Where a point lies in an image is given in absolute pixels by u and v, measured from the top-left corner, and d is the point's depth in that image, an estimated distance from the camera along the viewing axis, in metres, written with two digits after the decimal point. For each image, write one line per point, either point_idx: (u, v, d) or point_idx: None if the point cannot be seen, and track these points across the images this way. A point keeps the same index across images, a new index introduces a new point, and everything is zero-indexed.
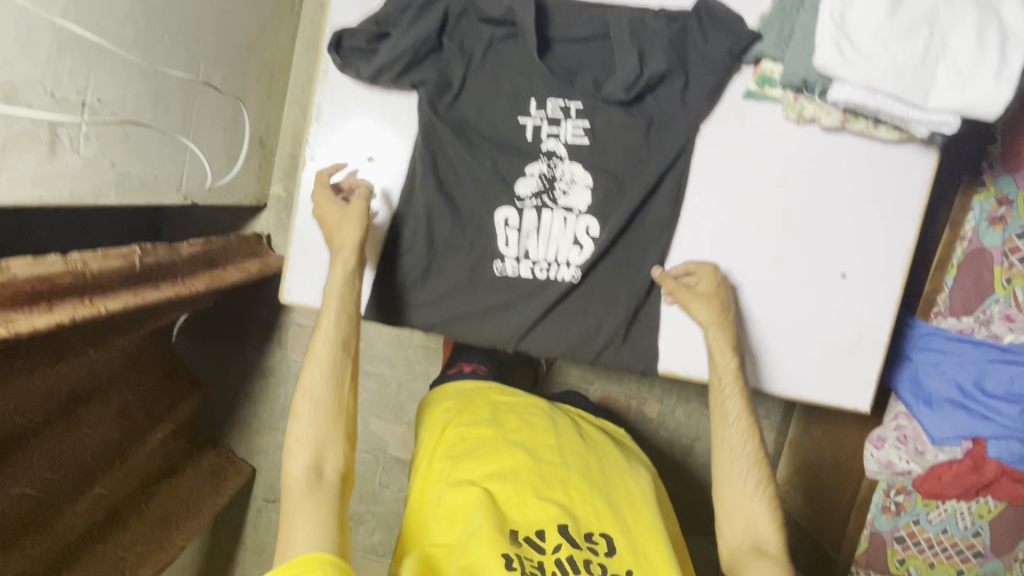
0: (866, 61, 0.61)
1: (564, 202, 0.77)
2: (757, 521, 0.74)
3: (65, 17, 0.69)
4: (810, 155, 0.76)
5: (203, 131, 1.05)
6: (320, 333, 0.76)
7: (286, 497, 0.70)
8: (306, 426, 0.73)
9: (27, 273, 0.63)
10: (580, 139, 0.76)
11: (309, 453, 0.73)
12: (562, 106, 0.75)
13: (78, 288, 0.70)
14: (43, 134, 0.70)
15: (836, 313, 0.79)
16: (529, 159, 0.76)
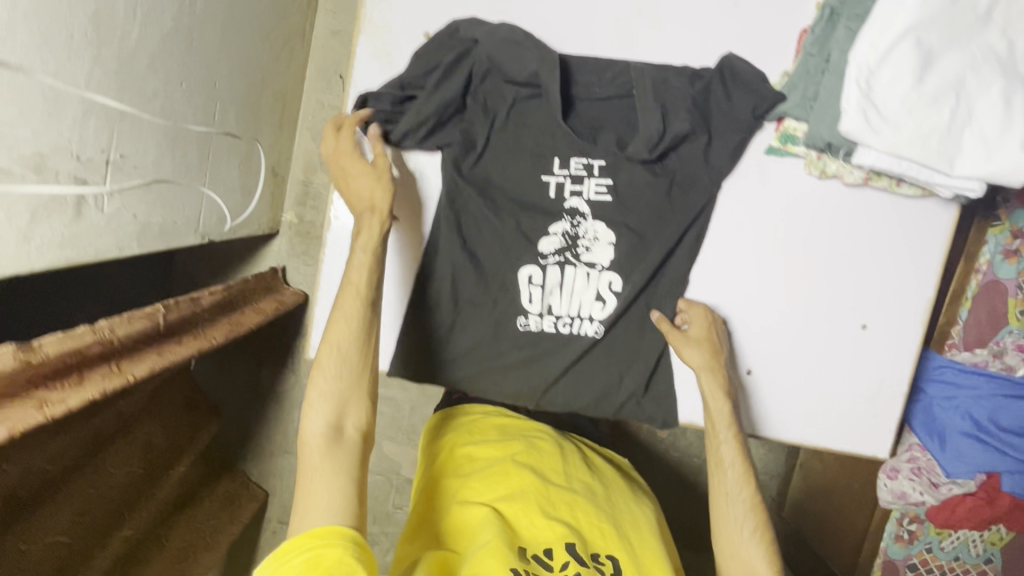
0: (892, 128, 0.65)
1: (587, 258, 0.83)
2: (755, 566, 0.74)
3: (90, 82, 0.69)
4: (830, 215, 0.82)
5: (220, 171, 1.06)
6: (349, 290, 0.79)
7: (303, 449, 0.73)
8: (329, 380, 0.76)
9: (56, 351, 0.69)
10: (602, 196, 0.82)
11: (330, 410, 0.75)
12: (585, 164, 0.81)
13: (107, 356, 0.78)
14: (70, 197, 0.69)
15: (855, 360, 0.85)
16: (552, 219, 0.83)
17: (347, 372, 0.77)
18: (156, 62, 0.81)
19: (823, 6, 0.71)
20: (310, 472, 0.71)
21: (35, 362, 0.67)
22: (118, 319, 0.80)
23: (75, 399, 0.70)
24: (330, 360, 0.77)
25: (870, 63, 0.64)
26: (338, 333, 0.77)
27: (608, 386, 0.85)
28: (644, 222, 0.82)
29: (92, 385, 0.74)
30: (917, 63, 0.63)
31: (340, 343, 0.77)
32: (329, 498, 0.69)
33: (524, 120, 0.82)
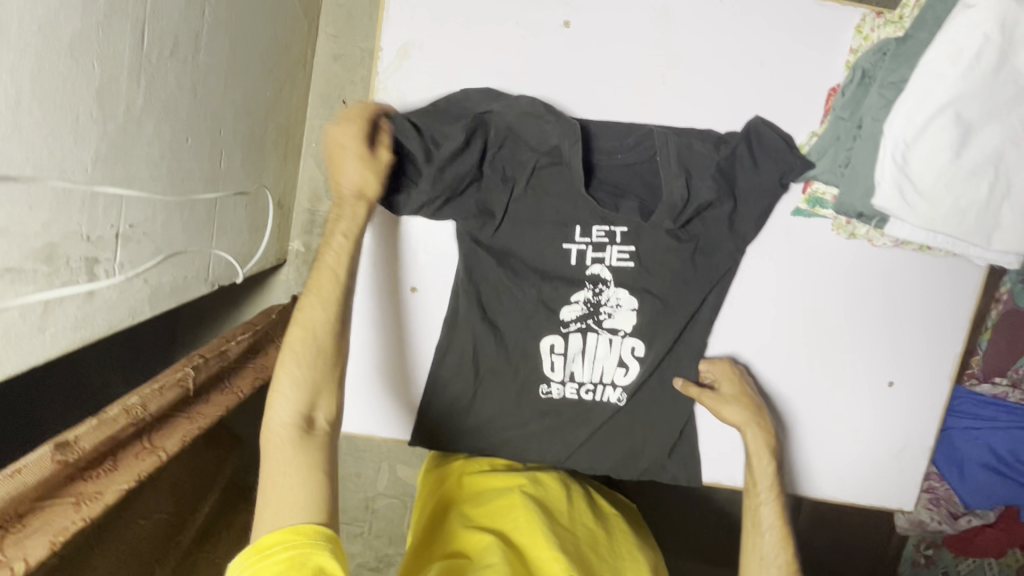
0: (928, 204, 0.60)
1: (609, 325, 0.85)
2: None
3: (97, 160, 0.67)
4: (860, 284, 0.85)
5: (233, 219, 1.05)
6: (326, 272, 0.73)
7: (268, 438, 0.67)
8: (299, 364, 0.70)
9: (91, 442, 0.73)
10: (624, 262, 0.83)
11: (301, 396, 0.70)
12: (607, 232, 0.82)
13: (139, 432, 0.81)
14: (82, 278, 0.68)
15: (886, 416, 0.90)
16: (573, 288, 0.84)
17: (319, 357, 0.71)
18: (162, 125, 0.79)
19: (857, 69, 0.66)
20: (275, 464, 0.65)
21: (73, 458, 0.70)
22: (147, 395, 0.84)
23: (112, 488, 0.73)
24: (302, 344, 0.71)
25: (907, 136, 0.58)
26: (313, 317, 0.72)
27: (634, 439, 0.89)
28: (667, 289, 0.83)
29: (129, 466, 0.78)
30: (956, 137, 0.58)
31: (314, 328, 0.71)
32: (299, 498, 0.64)
33: (547, 188, 0.81)
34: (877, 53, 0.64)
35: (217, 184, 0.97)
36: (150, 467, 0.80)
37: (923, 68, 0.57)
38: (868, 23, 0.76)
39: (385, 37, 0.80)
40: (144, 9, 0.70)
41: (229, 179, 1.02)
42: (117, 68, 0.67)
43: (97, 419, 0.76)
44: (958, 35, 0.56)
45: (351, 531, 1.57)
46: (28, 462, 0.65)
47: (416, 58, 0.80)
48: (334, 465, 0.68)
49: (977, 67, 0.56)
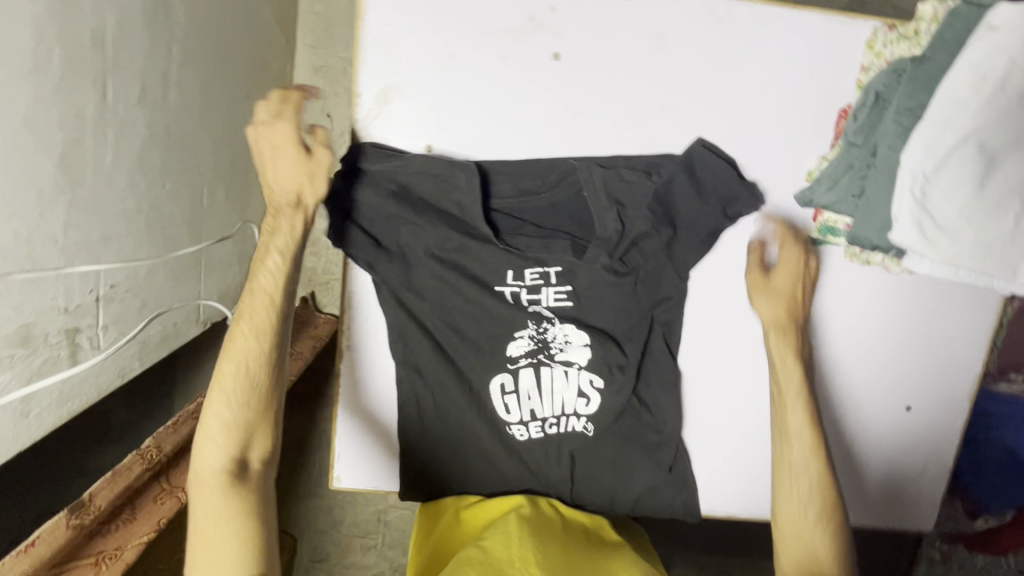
0: (950, 239, 0.57)
1: (563, 359, 0.81)
2: (819, 557, 0.70)
3: (68, 229, 0.64)
4: (887, 306, 0.89)
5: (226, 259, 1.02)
6: (256, 291, 0.68)
7: (197, 490, 0.63)
8: (228, 406, 0.65)
9: (108, 497, 0.68)
10: (563, 301, 0.80)
11: (229, 441, 0.64)
12: (540, 273, 0.79)
13: (155, 474, 0.76)
14: (62, 349, 0.65)
15: (908, 439, 0.94)
16: (515, 325, 0.80)
17: (250, 393, 0.66)
18: (135, 175, 0.75)
19: (870, 90, 0.62)
20: (200, 518, 0.62)
21: (90, 517, 0.65)
22: (162, 434, 0.79)
23: (132, 544, 0.68)
24: (231, 380, 0.65)
25: (927, 169, 0.55)
26: (243, 348, 0.66)
27: (637, 469, 0.84)
28: (611, 322, 0.80)
29: (148, 513, 0.73)
30: (978, 168, 0.55)
31: (245, 362, 0.66)
32: (236, 555, 0.61)
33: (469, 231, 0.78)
34: (893, 73, 0.60)
35: (201, 226, 0.93)
36: (172, 510, 0.75)
37: (941, 97, 0.55)
38: (878, 40, 0.76)
39: (362, 83, 0.77)
40: (105, 60, 0.66)
41: (213, 215, 0.97)
42: (81, 131, 0.64)
43: (110, 471, 0.71)
44: (981, 58, 0.53)
45: (366, 545, 1.45)
46: (43, 532, 0.61)
47: (396, 101, 0.78)
48: (265, 516, 0.65)
49: (1000, 94, 0.53)
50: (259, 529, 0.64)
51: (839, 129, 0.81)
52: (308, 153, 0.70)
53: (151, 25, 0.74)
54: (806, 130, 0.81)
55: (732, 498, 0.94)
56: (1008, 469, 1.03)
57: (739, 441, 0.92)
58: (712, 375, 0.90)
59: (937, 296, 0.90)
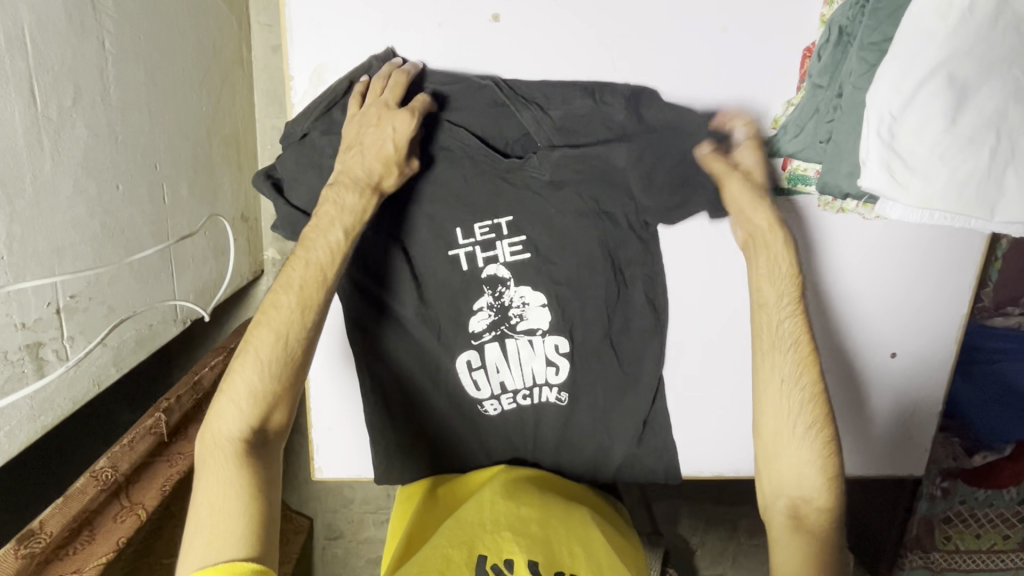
0: (922, 179, 0.54)
1: (525, 326, 0.82)
2: (805, 473, 0.73)
3: (13, 242, 0.63)
4: (867, 252, 0.86)
5: (201, 253, 1.00)
6: (299, 260, 0.70)
7: (213, 452, 0.67)
8: (259, 373, 0.68)
9: (59, 524, 0.71)
10: (520, 255, 0.80)
11: (253, 409, 0.68)
12: (490, 227, 0.79)
13: (113, 494, 0.79)
14: (26, 364, 0.65)
15: (893, 385, 0.93)
16: (472, 295, 0.81)
17: (281, 363, 0.69)
18: (82, 179, 0.72)
19: (835, 26, 0.62)
20: (212, 477, 0.65)
21: (41, 546, 0.69)
22: (118, 454, 0.80)
23: (90, 566, 0.73)
24: (268, 346, 0.69)
25: (894, 108, 0.53)
26: (286, 317, 0.69)
27: (620, 427, 0.86)
28: (573, 277, 0.80)
29: (107, 533, 0.77)
30: (949, 102, 0.52)
31: (286, 333, 0.69)
32: (239, 522, 0.64)
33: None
34: (856, 5, 0.59)
35: (165, 223, 0.90)
36: (131, 529, 0.79)
37: (907, 26, 0.52)
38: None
39: (294, 64, 0.77)
40: (26, 63, 0.63)
41: (177, 212, 0.93)
42: (10, 141, 0.62)
43: (62, 497, 0.73)
44: None
45: (377, 520, 1.44)
46: None
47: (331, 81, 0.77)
48: (272, 491, 0.68)
49: (969, 18, 0.51)
50: (266, 498, 0.67)
51: (805, 69, 0.76)
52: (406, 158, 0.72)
53: (75, 19, 0.70)
54: (773, 75, 0.77)
55: (719, 456, 0.94)
56: (1003, 404, 1.03)
57: (725, 396, 0.92)
58: (691, 333, 0.89)
59: (928, 241, 0.86)
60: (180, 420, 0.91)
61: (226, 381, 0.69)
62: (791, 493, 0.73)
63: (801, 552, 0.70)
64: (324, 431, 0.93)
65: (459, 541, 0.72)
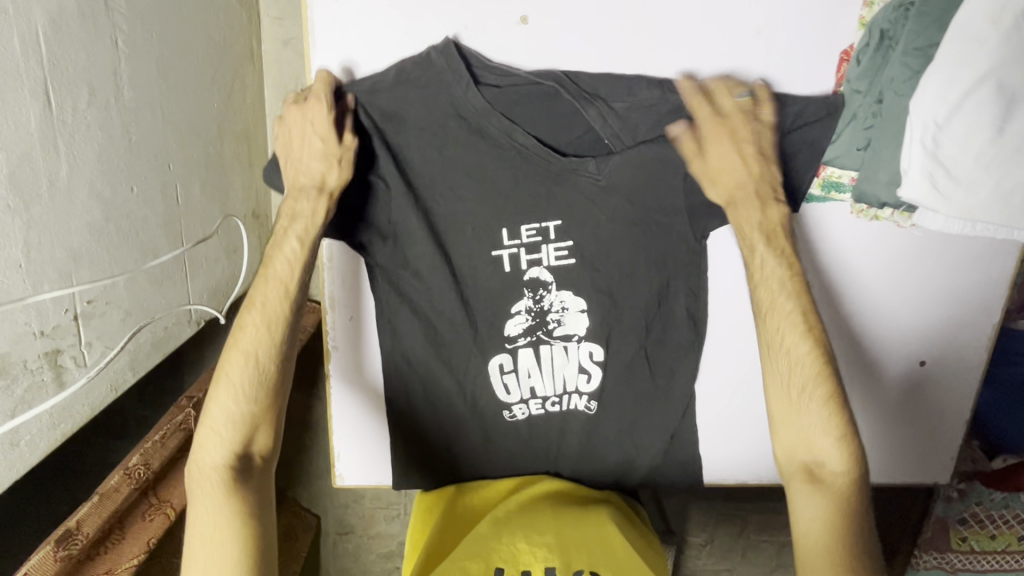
0: (963, 191, 0.64)
1: (562, 332, 0.81)
2: (814, 441, 0.69)
3: (31, 250, 0.62)
4: (896, 263, 0.86)
5: (216, 256, 0.99)
6: (270, 279, 0.71)
7: (200, 482, 0.68)
8: (235, 399, 0.69)
9: (95, 523, 0.71)
10: (564, 259, 0.78)
11: (233, 435, 0.69)
12: (538, 230, 0.77)
13: (143, 493, 0.79)
14: (45, 373, 0.65)
15: (922, 396, 0.93)
16: (512, 297, 0.80)
17: (256, 386, 0.70)
18: (97, 183, 0.71)
19: (874, 28, 0.68)
20: (205, 508, 0.67)
21: (78, 547, 0.69)
22: (149, 451, 0.81)
23: (123, 566, 0.72)
24: (239, 371, 0.69)
25: (939, 117, 0.62)
26: (254, 338, 0.70)
27: (643, 440, 0.85)
28: (614, 282, 0.79)
29: (139, 532, 0.76)
30: (989, 116, 0.62)
31: (254, 353, 0.69)
32: (230, 552, 0.66)
33: (434, 164, 0.74)
34: (898, 9, 0.67)
35: (179, 225, 0.88)
36: (161, 528, 0.78)
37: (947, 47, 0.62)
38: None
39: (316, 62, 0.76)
40: (41, 66, 0.62)
41: (190, 213, 0.91)
42: (26, 147, 0.60)
43: (98, 494, 0.73)
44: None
45: (388, 516, 1.44)
46: (31, 567, 0.64)
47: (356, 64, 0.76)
48: (260, 516, 0.69)
49: (1010, 37, 0.61)
50: (257, 523, 0.69)
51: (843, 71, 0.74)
52: (339, 137, 0.70)
53: (89, 19, 0.68)
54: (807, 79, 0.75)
55: (741, 458, 0.94)
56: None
57: (745, 399, 0.91)
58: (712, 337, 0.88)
59: (955, 250, 0.85)
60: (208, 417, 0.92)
61: (205, 412, 0.70)
62: (801, 458, 0.71)
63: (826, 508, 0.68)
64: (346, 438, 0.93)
65: (475, 553, 0.73)
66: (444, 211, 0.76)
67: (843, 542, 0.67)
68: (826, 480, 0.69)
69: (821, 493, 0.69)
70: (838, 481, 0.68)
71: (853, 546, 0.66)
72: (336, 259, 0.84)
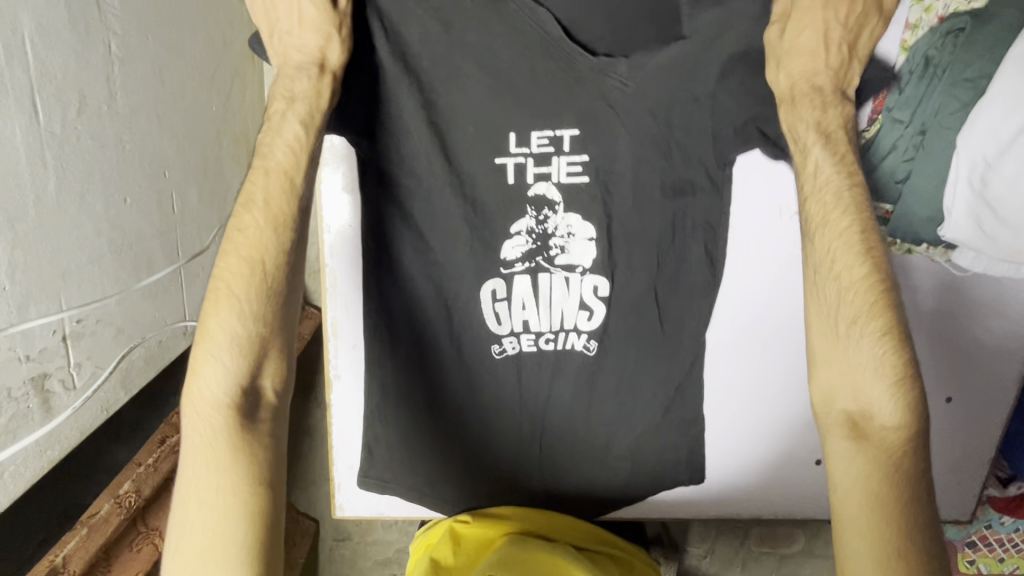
0: (1013, 232, 0.67)
1: (565, 261, 0.71)
2: (864, 381, 0.56)
3: (16, 271, 0.58)
4: (923, 299, 0.83)
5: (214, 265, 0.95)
6: (264, 170, 0.57)
7: (197, 414, 0.55)
8: (238, 316, 0.55)
9: (82, 559, 0.68)
10: (577, 176, 0.67)
11: (234, 363, 0.55)
12: (548, 138, 0.65)
13: (131, 524, 0.76)
14: (31, 400, 0.61)
15: (947, 432, 0.90)
16: (513, 215, 0.69)
17: (263, 299, 0.56)
18: (89, 195, 0.68)
19: (918, 54, 0.67)
20: (205, 451, 0.54)
21: None
22: (140, 477, 0.78)
23: None
24: (241, 281, 0.56)
25: (988, 155, 0.66)
26: (261, 243, 0.56)
27: (658, 471, 0.79)
28: (628, 210, 0.69)
29: (126, 566, 0.73)
30: None
31: (261, 260, 0.56)
32: (234, 503, 0.54)
33: (438, 44, 0.61)
34: (948, 32, 0.67)
35: (175, 235, 0.84)
36: (148, 560, 0.75)
37: (997, 87, 0.64)
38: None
39: None
40: (28, 75, 0.58)
41: (187, 220, 0.88)
42: (11, 160, 0.57)
43: (88, 525, 0.70)
44: None
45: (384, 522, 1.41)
46: None
47: None
48: (272, 460, 0.56)
49: None
50: (269, 470, 0.56)
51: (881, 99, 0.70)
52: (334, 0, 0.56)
53: (80, 24, 0.65)
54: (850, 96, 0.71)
55: (739, 440, 0.95)
56: None
57: None
58: None
59: (987, 288, 0.82)
60: None
61: (200, 329, 0.56)
62: (843, 404, 0.57)
63: (870, 472, 0.55)
64: (347, 470, 0.89)
65: None
66: (445, 112, 0.64)
67: (892, 509, 0.54)
68: (872, 437, 0.56)
69: (867, 452, 0.56)
70: (889, 436, 0.55)
71: (907, 512, 0.54)
72: (337, 237, 0.80)
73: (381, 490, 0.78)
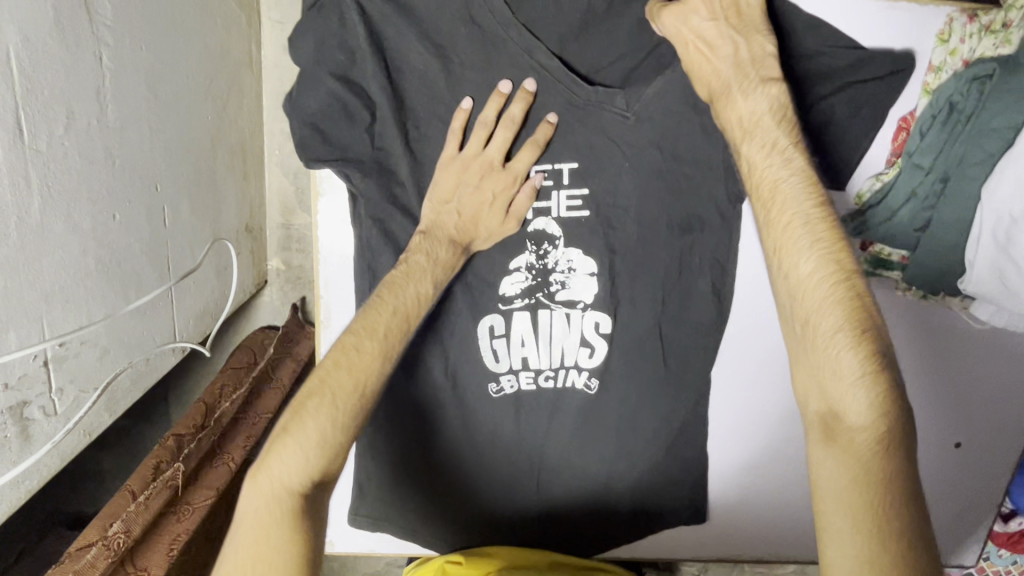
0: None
1: (565, 296, 0.68)
2: (830, 384, 0.49)
3: None
4: (932, 343, 0.81)
5: (206, 281, 0.92)
6: (384, 308, 0.59)
7: (268, 500, 0.51)
8: (332, 419, 0.53)
9: None
10: (578, 211, 0.66)
11: (315, 457, 0.52)
12: (548, 172, 0.65)
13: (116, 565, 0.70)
14: (9, 428, 0.59)
15: (954, 477, 0.89)
16: (513, 252, 0.68)
17: (357, 407, 0.55)
18: (76, 214, 0.65)
19: (942, 98, 0.67)
20: (256, 540, 0.49)
21: None
22: (131, 517, 0.72)
23: None
24: (347, 391, 0.54)
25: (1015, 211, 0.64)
26: (368, 359, 0.56)
27: (660, 509, 0.78)
28: (631, 246, 0.67)
29: None
30: None
31: (365, 379, 0.55)
32: None
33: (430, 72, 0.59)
34: (972, 80, 0.66)
35: (166, 251, 0.82)
36: None
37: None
38: (955, 32, 0.66)
39: None
40: (14, 95, 0.56)
41: (178, 236, 0.85)
42: None
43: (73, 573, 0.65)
44: None
45: None
46: None
47: None
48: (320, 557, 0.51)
49: None
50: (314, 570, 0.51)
51: (899, 142, 0.70)
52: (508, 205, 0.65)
53: (69, 37, 0.62)
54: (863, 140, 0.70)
55: (742, 475, 0.85)
56: None
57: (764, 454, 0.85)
58: (728, 387, 0.82)
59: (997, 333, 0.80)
60: (190, 471, 0.82)
61: (291, 415, 0.53)
62: (815, 406, 0.51)
63: (846, 474, 0.48)
64: (335, 505, 0.87)
65: None
66: None
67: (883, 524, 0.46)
68: (840, 437, 0.49)
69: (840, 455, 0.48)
70: (859, 437, 0.47)
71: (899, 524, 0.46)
72: (338, 262, 0.77)
73: (370, 529, 0.76)
